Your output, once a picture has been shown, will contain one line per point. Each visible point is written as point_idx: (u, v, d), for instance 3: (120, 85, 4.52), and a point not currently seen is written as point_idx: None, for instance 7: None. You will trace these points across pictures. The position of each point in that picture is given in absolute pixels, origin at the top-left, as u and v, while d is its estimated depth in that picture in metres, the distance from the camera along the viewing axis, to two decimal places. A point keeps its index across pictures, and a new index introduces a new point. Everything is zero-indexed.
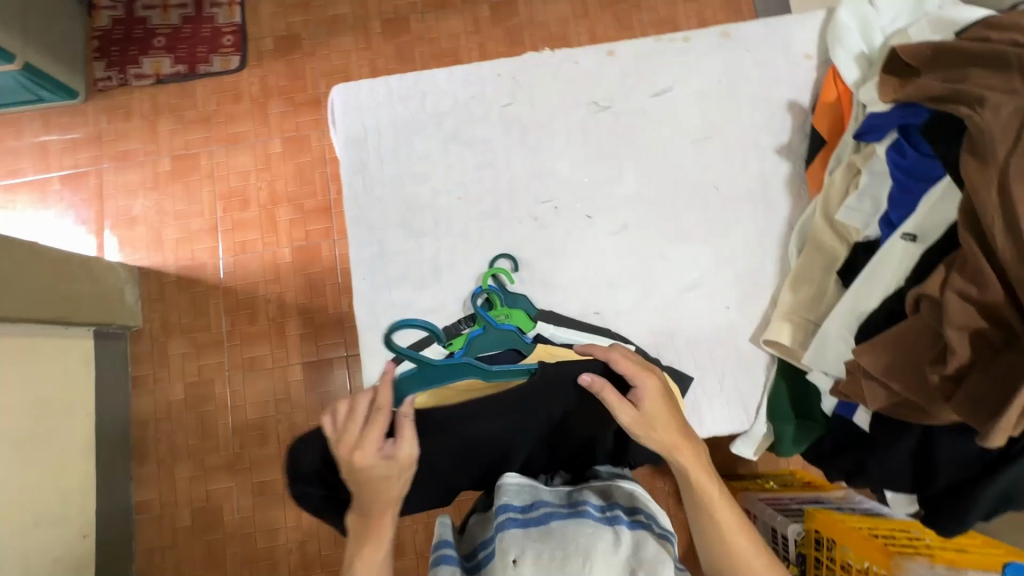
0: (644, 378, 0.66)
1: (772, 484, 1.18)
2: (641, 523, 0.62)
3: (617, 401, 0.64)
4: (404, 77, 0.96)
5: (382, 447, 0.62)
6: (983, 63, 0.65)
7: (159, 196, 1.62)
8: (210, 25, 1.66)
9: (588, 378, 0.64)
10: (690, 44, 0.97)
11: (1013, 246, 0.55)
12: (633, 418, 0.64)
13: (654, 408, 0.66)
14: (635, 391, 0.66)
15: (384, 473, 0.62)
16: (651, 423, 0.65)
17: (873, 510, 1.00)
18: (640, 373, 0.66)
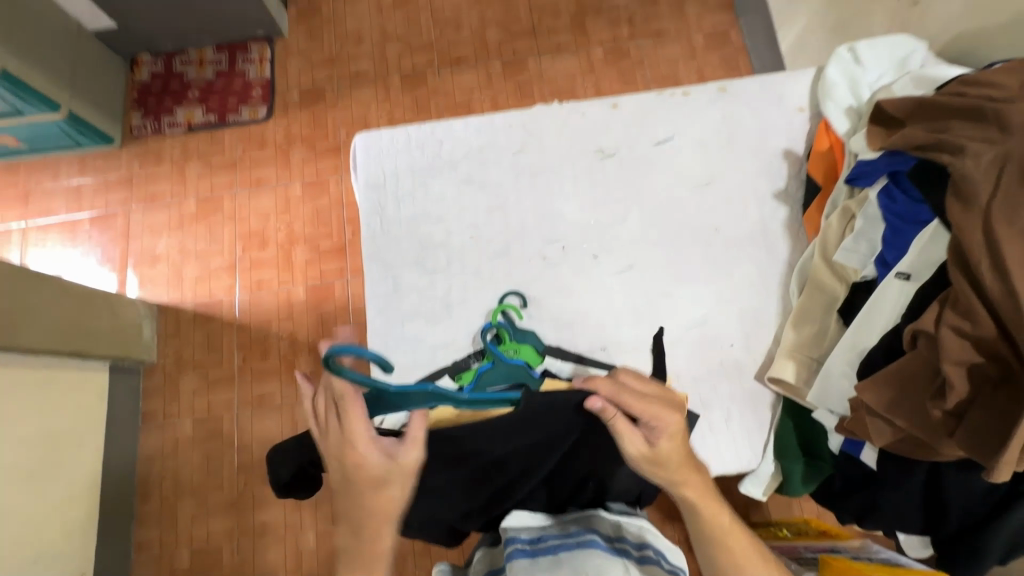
0: (669, 418, 0.62)
1: (786, 532, 1.15)
2: (651, 559, 0.63)
3: (629, 434, 0.62)
4: (422, 127, 1.03)
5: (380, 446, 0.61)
6: (962, 116, 0.70)
7: (182, 236, 1.69)
8: (241, 79, 1.79)
9: (599, 406, 0.60)
10: (690, 98, 1.04)
11: (1000, 283, 0.57)
12: (647, 454, 0.63)
13: (667, 449, 0.63)
14: (649, 429, 0.62)
15: (383, 477, 0.61)
16: (660, 461, 0.63)
17: (891, 559, 0.96)
18: (662, 414, 0.61)
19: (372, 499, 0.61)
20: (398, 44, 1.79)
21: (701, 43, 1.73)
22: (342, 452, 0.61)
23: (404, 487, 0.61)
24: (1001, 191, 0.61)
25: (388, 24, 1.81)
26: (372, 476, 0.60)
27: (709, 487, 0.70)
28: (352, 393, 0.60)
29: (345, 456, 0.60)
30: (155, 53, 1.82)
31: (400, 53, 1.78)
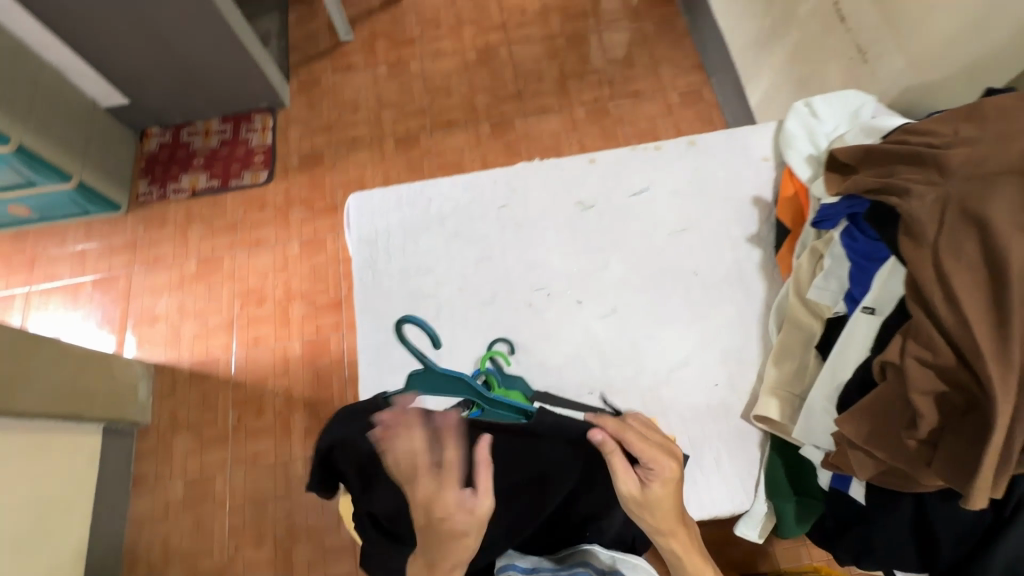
0: (661, 463, 0.63)
1: None
2: None
3: (624, 473, 0.63)
4: (412, 186, 1.09)
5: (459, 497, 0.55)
6: (905, 161, 0.76)
7: (182, 296, 1.74)
8: (244, 146, 1.89)
9: (599, 438, 0.63)
10: (662, 152, 1.11)
11: (954, 314, 0.61)
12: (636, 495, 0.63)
13: (658, 493, 0.64)
14: (645, 471, 0.64)
15: (463, 530, 0.56)
16: (648, 507, 0.64)
17: None
18: (660, 458, 0.63)
19: (452, 551, 0.56)
20: (392, 110, 1.91)
21: (675, 101, 1.85)
22: (427, 502, 0.55)
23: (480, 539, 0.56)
24: (946, 228, 0.65)
25: (383, 93, 1.94)
26: (453, 530, 0.55)
27: (694, 541, 0.68)
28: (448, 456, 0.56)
29: (431, 506, 0.55)
30: (164, 125, 1.93)
31: (394, 118, 1.90)
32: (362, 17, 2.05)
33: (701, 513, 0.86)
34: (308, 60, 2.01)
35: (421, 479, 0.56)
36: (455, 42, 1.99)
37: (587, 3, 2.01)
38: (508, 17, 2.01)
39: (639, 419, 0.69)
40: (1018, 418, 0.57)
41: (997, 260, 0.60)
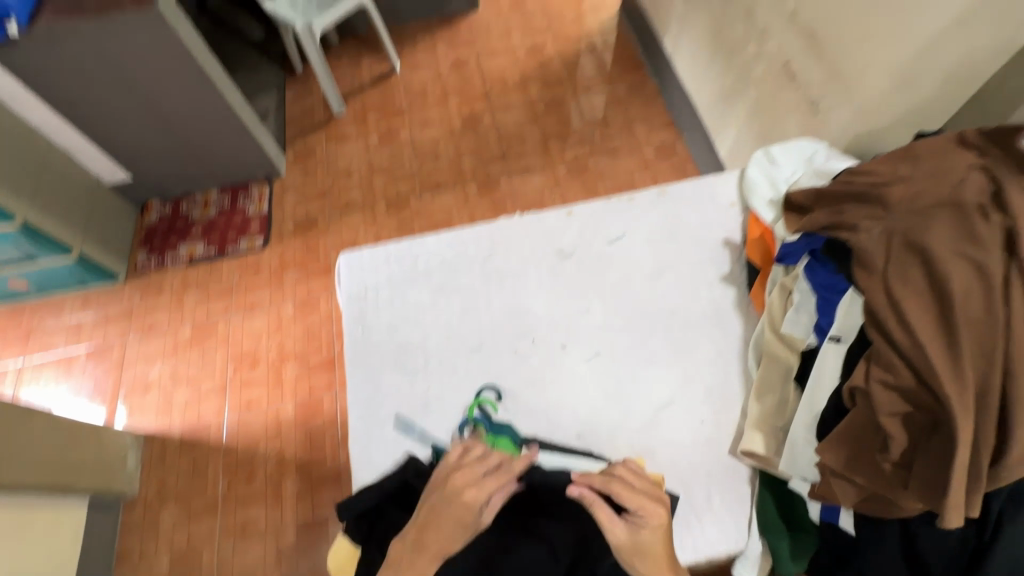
0: (649, 508, 0.71)
1: None
2: None
3: (610, 521, 0.70)
4: (399, 243, 1.15)
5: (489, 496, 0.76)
6: (853, 200, 0.82)
7: (175, 362, 1.75)
8: (241, 214, 1.98)
9: (578, 492, 0.73)
10: (635, 201, 1.18)
11: (908, 336, 0.65)
12: (630, 542, 0.69)
13: (649, 538, 0.69)
14: (634, 518, 0.71)
15: (462, 519, 0.74)
16: (641, 553, 0.69)
17: None
18: (647, 505, 0.71)
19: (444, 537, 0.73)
20: (384, 175, 2.02)
21: (650, 156, 1.96)
22: (460, 486, 0.76)
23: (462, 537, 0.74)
24: (892, 257, 0.70)
25: (375, 160, 2.05)
26: (462, 519, 0.74)
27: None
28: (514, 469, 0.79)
29: (461, 491, 0.76)
30: (165, 198, 2.02)
31: (386, 183, 2.00)
32: (355, 92, 2.21)
33: (695, 554, 0.86)
34: (303, 133, 2.14)
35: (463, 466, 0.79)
36: (441, 112, 2.14)
37: (563, 72, 2.18)
38: (490, 88, 2.17)
39: (626, 467, 0.77)
40: (982, 435, 0.59)
41: (942, 285, 0.64)
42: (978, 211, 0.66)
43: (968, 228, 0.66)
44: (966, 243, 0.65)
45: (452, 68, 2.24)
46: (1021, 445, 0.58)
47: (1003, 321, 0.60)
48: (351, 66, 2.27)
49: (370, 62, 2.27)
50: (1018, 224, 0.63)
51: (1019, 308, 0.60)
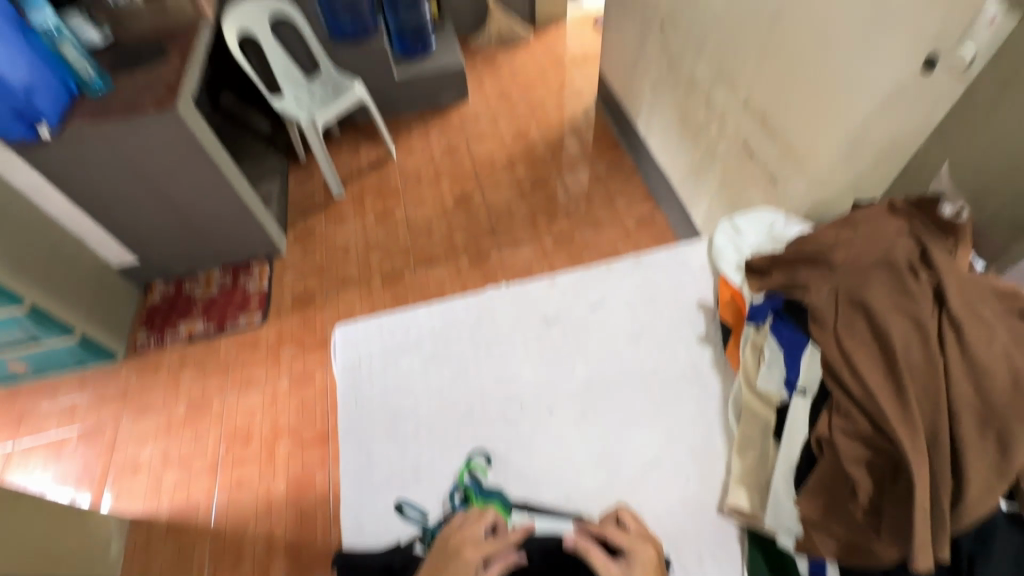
0: (641, 548, 0.80)
1: None
2: None
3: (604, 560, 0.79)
4: (392, 315, 1.21)
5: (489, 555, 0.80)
6: (804, 263, 0.91)
7: (167, 442, 1.74)
8: (241, 292, 2.06)
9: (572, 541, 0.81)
10: (613, 269, 1.27)
11: (861, 386, 0.70)
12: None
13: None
14: (627, 559, 0.79)
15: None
16: None
17: None
18: (638, 545, 0.80)
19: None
20: (380, 251, 2.13)
21: (631, 226, 2.09)
22: (459, 543, 0.81)
23: None
24: (841, 313, 0.78)
25: (372, 237, 2.17)
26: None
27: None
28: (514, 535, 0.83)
29: (460, 546, 0.81)
30: (168, 279, 2.11)
31: (382, 258, 2.11)
32: (354, 176, 2.37)
33: None
34: (304, 214, 2.28)
35: (463, 528, 0.84)
36: (434, 192, 2.29)
37: (546, 153, 2.37)
38: (480, 169, 2.34)
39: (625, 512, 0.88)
40: (939, 477, 0.63)
41: (884, 336, 0.72)
42: (908, 268, 0.75)
43: (903, 284, 0.74)
44: (902, 298, 0.73)
45: (444, 153, 2.42)
46: (975, 485, 0.62)
47: (942, 367, 0.67)
48: (350, 154, 2.46)
49: (368, 149, 2.47)
50: (942, 280, 0.72)
51: (953, 356, 0.66)
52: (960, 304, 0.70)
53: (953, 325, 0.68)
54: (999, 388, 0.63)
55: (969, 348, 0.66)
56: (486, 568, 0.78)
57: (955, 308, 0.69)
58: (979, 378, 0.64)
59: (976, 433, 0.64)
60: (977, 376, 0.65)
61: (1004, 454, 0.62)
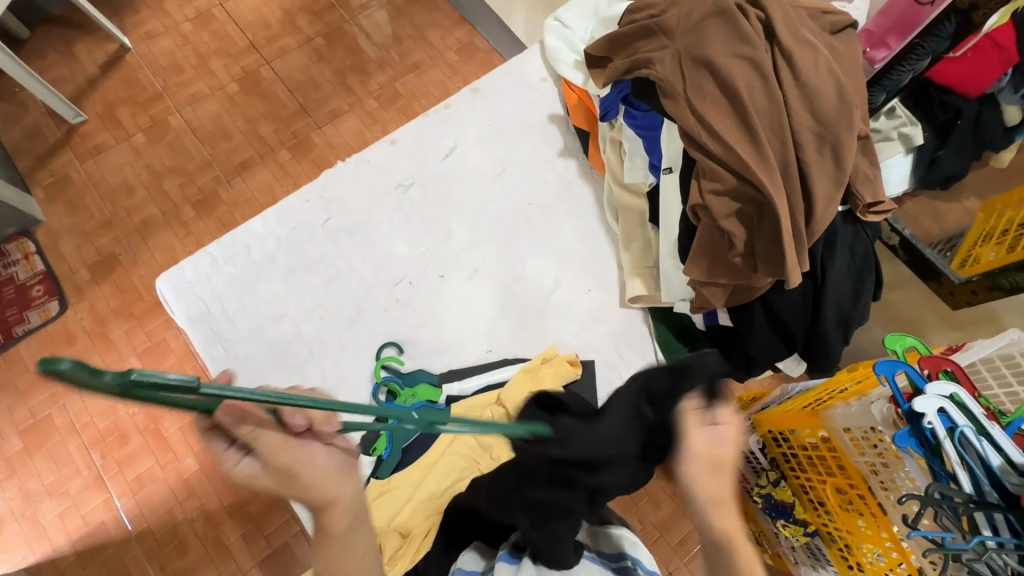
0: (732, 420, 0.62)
1: None
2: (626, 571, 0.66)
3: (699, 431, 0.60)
4: (220, 241, 1.00)
5: (222, 451, 0.55)
6: (640, 37, 0.84)
7: (20, 481, 1.36)
8: (11, 284, 1.52)
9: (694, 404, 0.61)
10: (453, 108, 1.13)
11: (720, 145, 0.72)
12: (713, 498, 0.60)
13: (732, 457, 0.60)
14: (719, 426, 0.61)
15: (265, 487, 0.56)
16: (722, 468, 0.60)
17: (808, 385, 0.96)
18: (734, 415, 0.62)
19: (317, 491, 0.58)
20: (175, 175, 1.65)
21: (455, 60, 1.79)
22: (287, 471, 0.56)
23: (324, 474, 0.58)
24: (687, 80, 0.76)
25: (154, 161, 1.66)
26: (286, 474, 0.56)
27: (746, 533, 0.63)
28: (259, 417, 0.54)
29: (293, 473, 0.56)
30: None
31: (181, 183, 1.64)
32: (87, 89, 1.73)
33: None
34: (43, 159, 1.65)
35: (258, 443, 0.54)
36: (209, 80, 1.76)
37: None
38: (253, 35, 1.80)
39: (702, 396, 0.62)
40: (793, 201, 0.70)
41: (730, 85, 0.72)
42: (737, 10, 0.73)
43: (736, 28, 0.73)
44: (738, 43, 0.73)
45: (197, 26, 1.82)
46: (820, 199, 0.69)
47: (782, 102, 0.69)
48: (64, 60, 1.75)
49: (89, 47, 1.77)
50: (768, 13, 0.72)
51: (790, 87, 0.70)
52: (786, 32, 0.71)
53: (785, 56, 0.70)
54: (827, 102, 0.69)
55: (800, 75, 0.69)
56: (240, 463, 0.55)
57: (784, 40, 0.70)
58: (812, 101, 0.69)
59: (815, 152, 0.70)
60: (810, 97, 0.69)
61: (838, 163, 0.69)
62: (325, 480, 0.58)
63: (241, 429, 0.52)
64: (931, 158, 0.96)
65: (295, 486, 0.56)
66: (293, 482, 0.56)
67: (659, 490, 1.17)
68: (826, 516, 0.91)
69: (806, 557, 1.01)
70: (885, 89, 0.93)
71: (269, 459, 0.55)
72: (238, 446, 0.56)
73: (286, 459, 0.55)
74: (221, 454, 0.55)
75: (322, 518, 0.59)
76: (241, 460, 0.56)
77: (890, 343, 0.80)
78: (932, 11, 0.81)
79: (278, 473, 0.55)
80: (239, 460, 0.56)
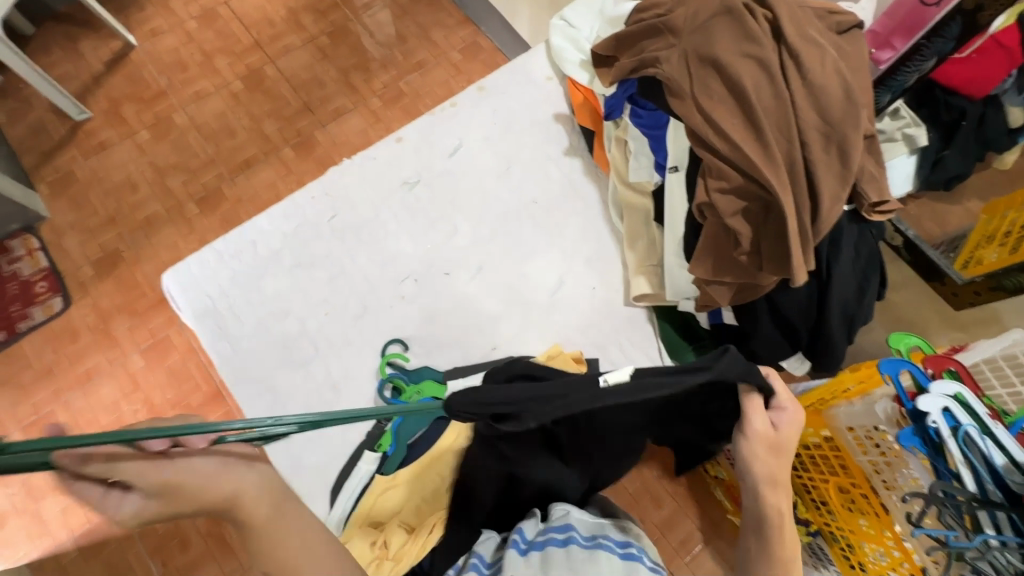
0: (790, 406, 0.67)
1: None
2: (633, 555, 0.65)
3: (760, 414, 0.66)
4: (226, 238, 1.00)
5: (99, 499, 0.51)
6: (647, 37, 0.85)
7: (23, 477, 1.36)
8: (15, 280, 1.52)
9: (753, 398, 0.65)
10: (458, 106, 1.13)
11: (726, 144, 0.72)
12: (769, 476, 0.67)
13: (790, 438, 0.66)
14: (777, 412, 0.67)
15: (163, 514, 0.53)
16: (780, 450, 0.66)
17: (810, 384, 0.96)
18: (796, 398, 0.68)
19: (219, 491, 0.56)
20: (179, 172, 1.65)
21: (459, 59, 1.79)
22: (171, 484, 0.53)
23: (218, 472, 0.56)
24: (694, 79, 0.76)
25: (158, 158, 1.67)
26: (173, 489, 0.53)
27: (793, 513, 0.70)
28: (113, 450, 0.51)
29: (177, 483, 0.53)
30: None
31: (185, 180, 1.64)
32: (91, 86, 1.73)
33: None
34: (47, 156, 1.66)
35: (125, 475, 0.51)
36: (213, 78, 1.76)
37: None
38: (258, 34, 1.81)
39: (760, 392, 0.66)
40: (800, 199, 0.70)
41: (737, 84, 0.72)
42: (744, 9, 0.74)
43: (743, 27, 0.73)
44: (745, 42, 0.73)
45: (202, 24, 1.82)
46: (827, 198, 0.70)
47: (789, 100, 0.70)
48: (69, 57, 1.76)
49: (93, 44, 1.77)
50: (775, 13, 0.72)
51: (797, 86, 0.70)
52: (793, 31, 0.72)
53: (792, 55, 0.71)
54: (834, 101, 0.69)
55: (807, 74, 0.70)
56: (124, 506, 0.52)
57: (791, 39, 0.71)
58: (818, 101, 0.69)
59: (822, 151, 0.70)
60: (817, 96, 0.70)
61: (845, 162, 0.69)
62: (217, 478, 0.56)
63: (93, 467, 0.49)
64: (936, 158, 0.96)
65: (197, 498, 0.54)
66: (181, 495, 0.54)
67: (662, 490, 1.17)
68: (829, 516, 0.91)
69: (809, 557, 1.01)
70: (890, 89, 0.93)
71: (143, 480, 0.52)
72: (114, 485, 0.52)
73: (159, 470, 0.53)
74: (101, 501, 0.52)
75: (234, 517, 0.57)
76: (121, 505, 0.52)
77: (895, 342, 0.80)
78: (939, 12, 0.82)
79: (162, 486, 0.53)
80: (123, 497, 0.52)
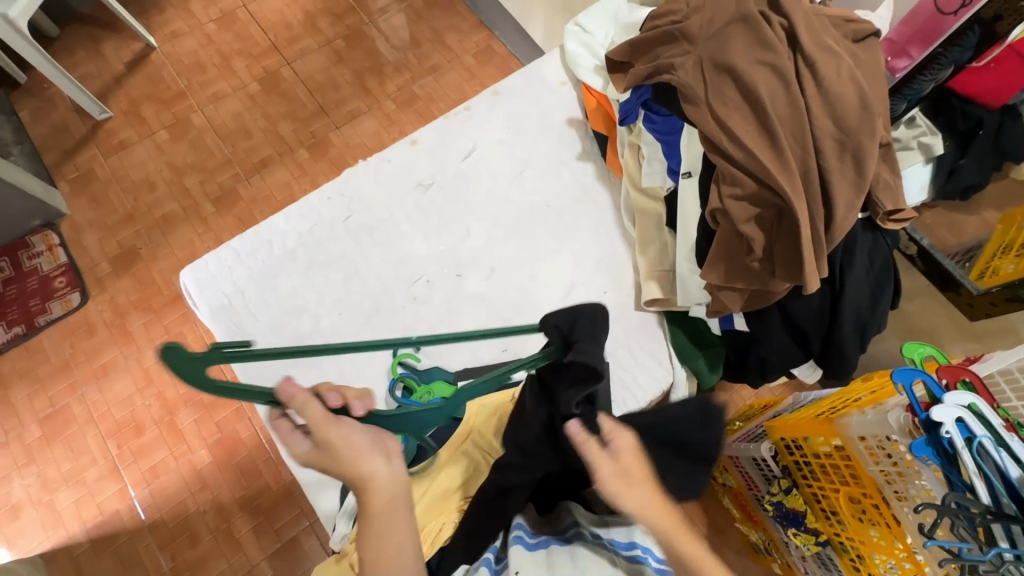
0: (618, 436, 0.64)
1: (738, 422, 1.17)
2: (637, 557, 0.69)
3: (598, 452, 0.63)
4: (243, 237, 1.02)
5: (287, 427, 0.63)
6: (662, 44, 0.85)
7: (38, 468, 1.38)
8: (35, 275, 1.55)
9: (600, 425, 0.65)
10: (473, 110, 1.14)
11: (741, 150, 0.73)
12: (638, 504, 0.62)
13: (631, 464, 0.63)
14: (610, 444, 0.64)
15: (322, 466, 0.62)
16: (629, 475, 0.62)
17: (822, 394, 0.96)
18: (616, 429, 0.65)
19: (353, 470, 0.61)
20: (196, 172, 1.68)
21: (472, 63, 1.80)
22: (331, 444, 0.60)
23: (360, 443, 0.62)
24: (709, 85, 0.77)
25: (176, 158, 1.70)
26: (332, 448, 0.60)
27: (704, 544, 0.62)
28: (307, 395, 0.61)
29: (335, 446, 0.60)
30: None
31: (202, 180, 1.67)
32: (112, 86, 1.77)
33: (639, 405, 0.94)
34: (69, 154, 1.69)
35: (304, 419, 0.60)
36: (231, 80, 1.79)
37: None
38: (275, 36, 1.84)
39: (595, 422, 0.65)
40: (814, 206, 0.70)
41: (752, 91, 0.73)
42: (760, 17, 0.74)
43: (759, 35, 0.73)
44: (761, 49, 0.73)
45: (221, 26, 1.86)
46: (841, 205, 0.70)
47: (804, 107, 0.70)
48: (92, 58, 1.80)
49: (116, 46, 1.81)
50: (791, 21, 0.73)
51: (812, 93, 0.70)
52: (808, 39, 0.72)
53: (808, 63, 0.71)
54: (849, 109, 0.69)
55: (823, 82, 0.70)
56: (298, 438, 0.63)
57: (806, 47, 0.71)
58: (834, 108, 0.70)
59: (837, 159, 0.70)
60: (832, 103, 0.70)
61: (860, 169, 0.69)
62: (360, 452, 0.61)
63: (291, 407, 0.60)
64: (952, 167, 0.95)
65: (346, 462, 0.61)
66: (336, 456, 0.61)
67: None
68: (839, 525, 0.90)
69: (817, 567, 1.01)
70: (906, 98, 0.92)
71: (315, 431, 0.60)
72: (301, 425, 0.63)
73: (327, 430, 0.60)
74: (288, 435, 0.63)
75: (361, 496, 0.61)
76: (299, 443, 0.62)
77: (908, 352, 0.79)
78: (956, 21, 0.81)
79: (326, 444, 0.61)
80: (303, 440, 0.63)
